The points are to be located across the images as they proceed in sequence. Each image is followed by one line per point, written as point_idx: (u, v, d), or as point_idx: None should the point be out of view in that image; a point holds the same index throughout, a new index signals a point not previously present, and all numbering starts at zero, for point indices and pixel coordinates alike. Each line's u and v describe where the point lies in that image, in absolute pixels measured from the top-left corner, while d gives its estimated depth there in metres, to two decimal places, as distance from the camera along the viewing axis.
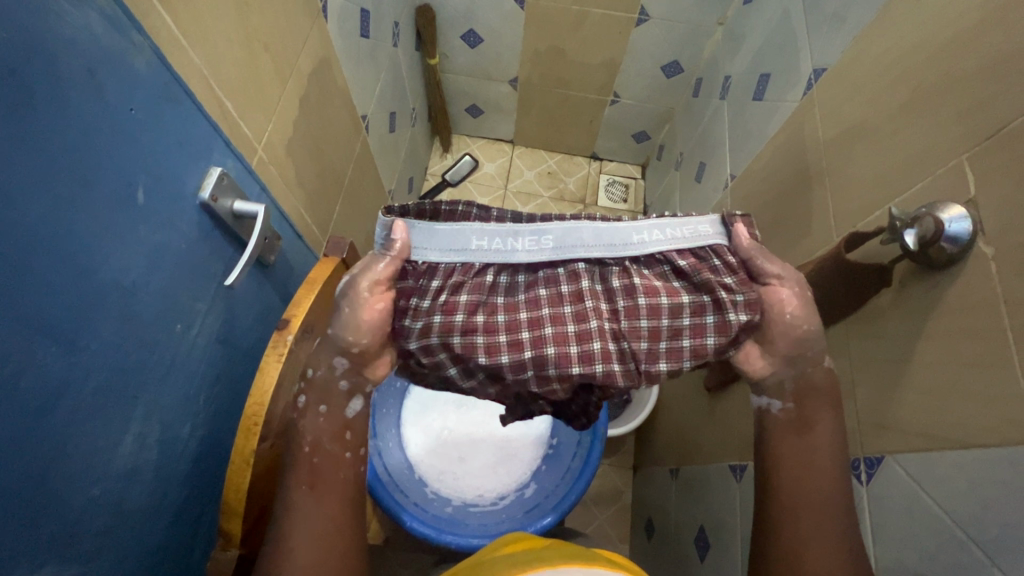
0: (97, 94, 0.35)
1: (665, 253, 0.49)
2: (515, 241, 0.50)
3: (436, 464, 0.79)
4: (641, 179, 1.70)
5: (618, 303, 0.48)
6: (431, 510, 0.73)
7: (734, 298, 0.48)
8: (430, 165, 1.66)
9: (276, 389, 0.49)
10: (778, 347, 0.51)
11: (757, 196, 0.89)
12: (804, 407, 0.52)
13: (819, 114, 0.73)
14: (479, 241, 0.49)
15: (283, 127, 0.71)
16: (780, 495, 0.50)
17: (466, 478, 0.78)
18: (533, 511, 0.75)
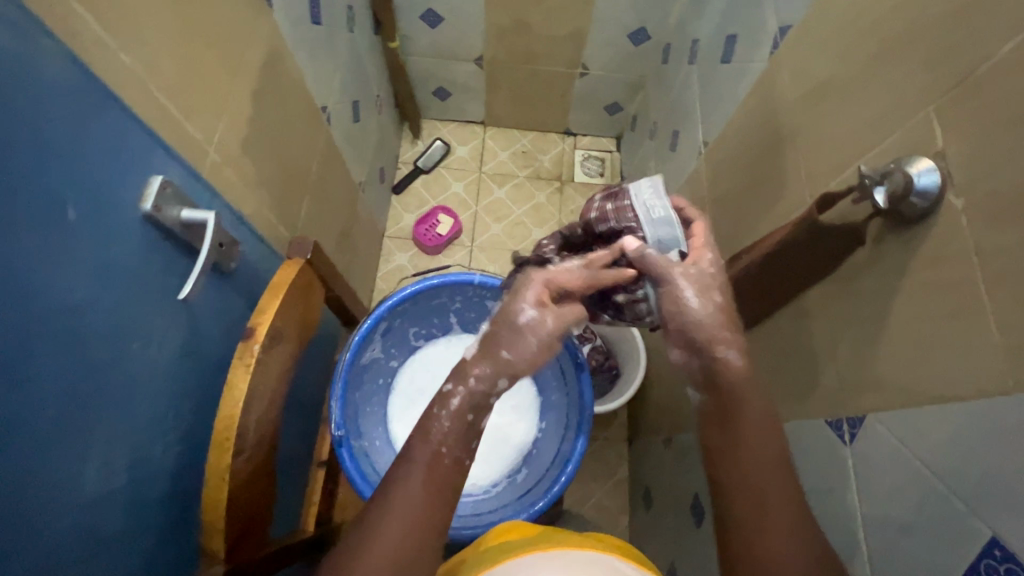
0: (10, 107, 0.32)
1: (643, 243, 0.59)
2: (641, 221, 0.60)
3: None
4: (617, 152, 1.68)
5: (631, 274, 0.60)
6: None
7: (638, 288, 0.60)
8: (401, 153, 1.63)
9: (248, 400, 0.48)
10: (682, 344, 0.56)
11: (730, 162, 0.88)
12: (721, 399, 0.53)
13: (786, 73, 0.72)
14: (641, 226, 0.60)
15: (235, 125, 0.68)
16: (723, 483, 0.50)
17: None
18: (524, 497, 0.73)
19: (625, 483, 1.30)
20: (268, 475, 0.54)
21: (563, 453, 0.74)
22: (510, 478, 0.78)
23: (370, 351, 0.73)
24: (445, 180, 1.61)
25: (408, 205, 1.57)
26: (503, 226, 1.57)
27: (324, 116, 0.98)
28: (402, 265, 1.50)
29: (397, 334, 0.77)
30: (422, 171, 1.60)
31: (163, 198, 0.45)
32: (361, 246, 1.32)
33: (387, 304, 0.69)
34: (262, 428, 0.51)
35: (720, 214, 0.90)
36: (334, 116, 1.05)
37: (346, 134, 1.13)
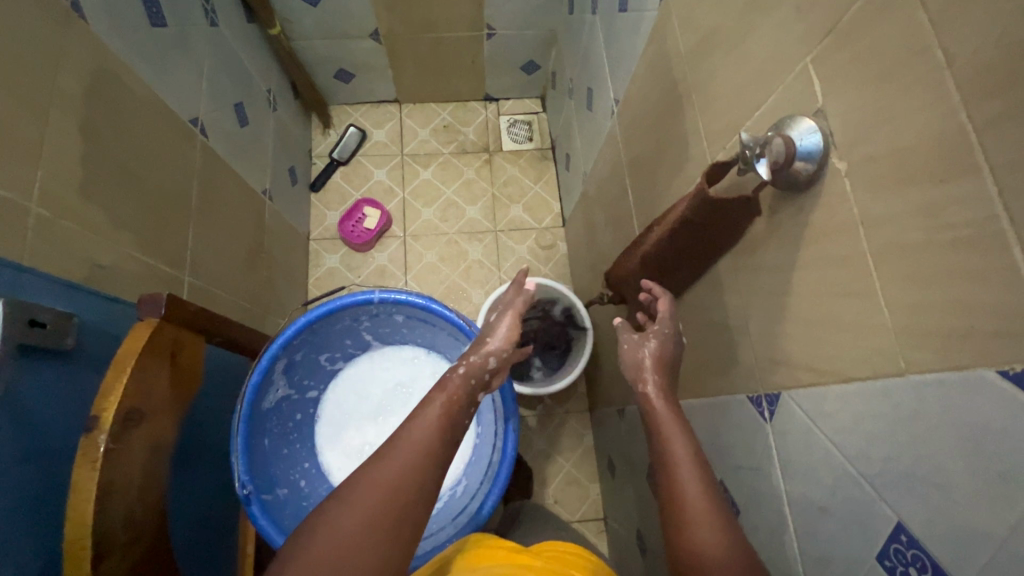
0: None
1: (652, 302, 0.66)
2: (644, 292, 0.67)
3: None
4: (543, 113, 1.59)
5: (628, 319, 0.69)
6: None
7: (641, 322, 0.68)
8: (313, 146, 1.51)
9: (103, 499, 0.42)
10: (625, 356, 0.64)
11: (640, 121, 0.82)
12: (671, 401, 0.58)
13: (677, 22, 0.65)
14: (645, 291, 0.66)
15: (64, 168, 0.59)
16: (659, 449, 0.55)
17: None
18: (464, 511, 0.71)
19: (591, 451, 1.30)
20: (161, 557, 0.50)
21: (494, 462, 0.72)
22: (451, 491, 0.77)
23: (275, 391, 0.67)
24: (366, 169, 1.51)
25: (330, 202, 1.47)
26: (435, 209, 1.49)
27: (194, 129, 0.87)
28: (334, 268, 1.42)
29: (305, 365, 0.72)
30: (339, 163, 1.49)
31: None
32: (282, 257, 1.23)
33: (280, 341, 0.64)
34: (134, 520, 0.45)
35: (639, 177, 0.85)
36: (211, 126, 0.94)
37: (232, 142, 1.02)
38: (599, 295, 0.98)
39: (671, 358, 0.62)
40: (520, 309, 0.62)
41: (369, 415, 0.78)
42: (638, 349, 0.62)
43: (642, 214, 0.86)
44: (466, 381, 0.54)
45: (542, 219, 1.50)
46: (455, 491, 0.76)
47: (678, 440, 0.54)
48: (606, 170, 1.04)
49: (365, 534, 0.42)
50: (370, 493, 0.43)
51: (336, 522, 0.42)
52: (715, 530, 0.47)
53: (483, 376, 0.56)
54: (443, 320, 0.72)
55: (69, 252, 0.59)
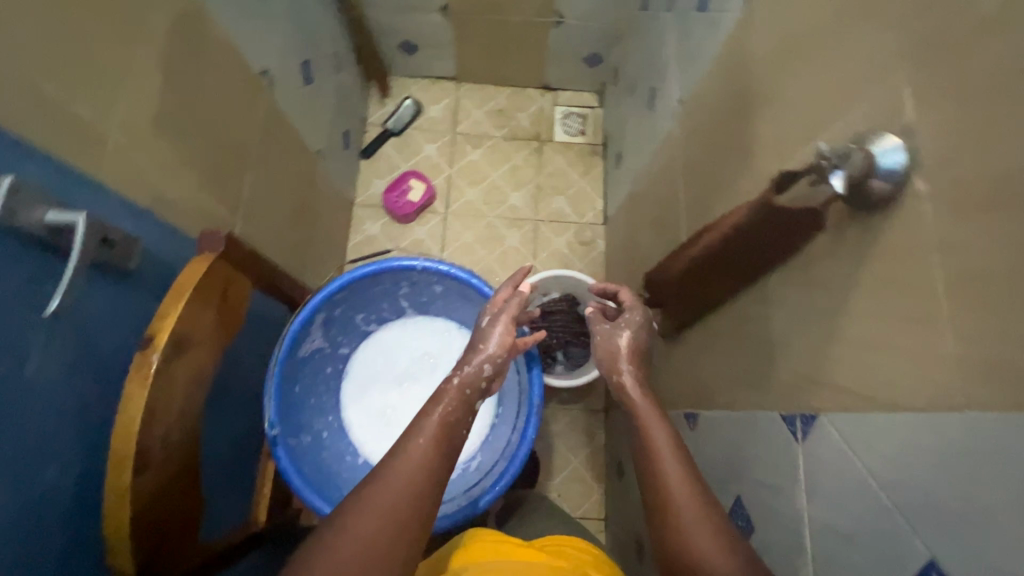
0: None
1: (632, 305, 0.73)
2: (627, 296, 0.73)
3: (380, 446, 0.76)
4: (600, 108, 1.57)
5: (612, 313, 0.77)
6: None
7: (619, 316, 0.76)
8: (369, 114, 1.53)
9: (147, 415, 0.44)
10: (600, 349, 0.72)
11: (704, 125, 0.80)
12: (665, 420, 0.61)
13: (759, 26, 0.64)
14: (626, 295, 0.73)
15: (143, 101, 0.62)
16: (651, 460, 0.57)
17: None
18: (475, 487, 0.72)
19: (601, 452, 1.30)
20: (190, 480, 0.52)
21: (513, 443, 0.72)
22: (464, 466, 0.78)
23: (311, 342, 0.69)
24: (417, 143, 1.52)
25: (377, 171, 1.49)
26: (478, 191, 1.50)
27: (263, 81, 0.90)
28: (373, 236, 1.44)
29: (342, 322, 0.74)
30: (392, 134, 1.51)
31: (19, 201, 0.38)
32: (326, 218, 1.26)
33: (322, 295, 0.65)
34: (171, 441, 0.48)
35: (694, 182, 0.84)
36: (278, 81, 0.97)
37: (295, 99, 1.04)
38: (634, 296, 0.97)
39: (639, 343, 0.71)
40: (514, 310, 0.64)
41: (394, 379, 0.80)
42: (612, 338, 0.71)
43: (692, 220, 0.85)
44: (461, 392, 0.56)
45: (583, 214, 1.49)
46: (469, 466, 0.77)
47: (671, 456, 0.57)
48: (658, 172, 1.02)
49: (375, 546, 0.43)
50: (375, 511, 0.44)
51: (345, 544, 0.43)
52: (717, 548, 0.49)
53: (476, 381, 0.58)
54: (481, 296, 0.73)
55: (140, 183, 0.62)
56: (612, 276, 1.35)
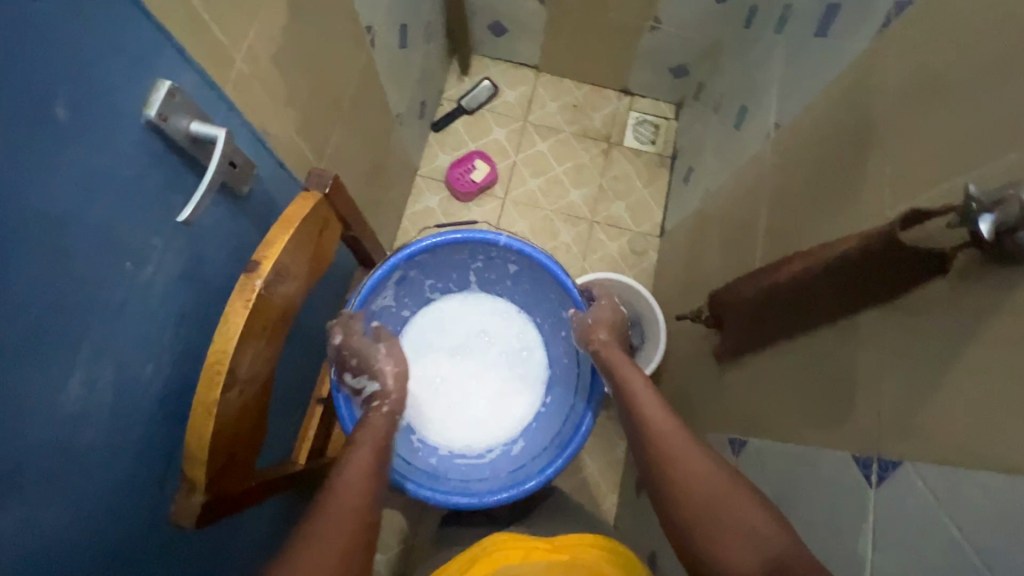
0: None
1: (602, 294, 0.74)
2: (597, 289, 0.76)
3: (425, 412, 0.78)
4: (675, 120, 1.55)
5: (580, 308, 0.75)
6: (413, 460, 0.71)
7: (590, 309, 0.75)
8: (446, 88, 1.54)
9: (244, 336, 0.45)
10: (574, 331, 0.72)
11: (804, 152, 0.78)
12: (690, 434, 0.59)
13: (893, 60, 0.62)
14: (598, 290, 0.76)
15: (269, 35, 0.63)
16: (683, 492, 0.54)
17: (452, 427, 0.79)
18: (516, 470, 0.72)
19: (619, 462, 1.29)
20: (260, 409, 0.53)
21: (562, 432, 0.72)
22: (505, 448, 0.77)
23: (381, 298, 0.72)
24: (488, 125, 1.53)
25: (445, 145, 1.50)
26: (540, 182, 1.49)
27: (367, 37, 0.91)
28: (430, 209, 1.45)
29: (411, 284, 0.75)
30: (465, 112, 1.52)
31: (171, 106, 0.39)
32: (392, 183, 1.27)
33: (403, 254, 0.67)
34: (256, 366, 0.49)
35: (781, 209, 0.82)
36: (379, 39, 0.97)
37: (388, 60, 1.05)
38: (693, 312, 0.95)
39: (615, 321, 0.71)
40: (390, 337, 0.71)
41: (448, 350, 0.82)
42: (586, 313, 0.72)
43: (771, 246, 0.83)
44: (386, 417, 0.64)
45: (641, 224, 1.47)
46: (510, 449, 0.77)
47: (706, 478, 0.54)
48: (737, 194, 1.00)
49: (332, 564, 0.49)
50: (325, 537, 0.50)
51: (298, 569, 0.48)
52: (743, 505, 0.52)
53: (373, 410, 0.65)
54: (554, 282, 0.74)
55: (254, 114, 0.63)
56: (662, 291, 1.33)
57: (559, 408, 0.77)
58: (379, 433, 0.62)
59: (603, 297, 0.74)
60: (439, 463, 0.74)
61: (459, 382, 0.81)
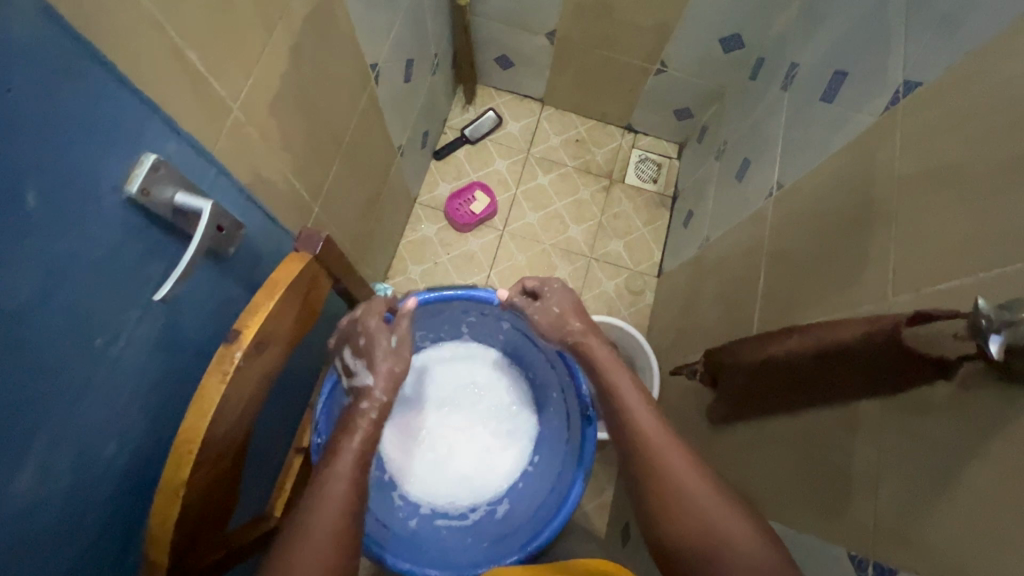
0: None
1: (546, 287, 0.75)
2: (548, 285, 0.76)
3: (411, 466, 0.83)
4: (676, 160, 1.55)
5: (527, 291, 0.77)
6: (394, 524, 0.76)
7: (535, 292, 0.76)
8: (449, 117, 1.54)
9: (219, 411, 0.43)
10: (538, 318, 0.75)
11: (807, 218, 0.77)
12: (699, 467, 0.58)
13: (899, 142, 0.61)
14: (545, 287, 0.76)
15: (268, 82, 0.61)
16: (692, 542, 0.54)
17: (436, 484, 0.82)
18: (499, 537, 0.76)
19: (606, 507, 1.26)
20: (233, 478, 0.51)
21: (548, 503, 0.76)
22: (488, 508, 0.81)
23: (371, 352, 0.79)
24: (489, 155, 1.52)
25: (446, 174, 1.49)
26: (540, 216, 1.48)
27: (371, 74, 0.90)
28: (427, 237, 1.44)
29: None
30: (467, 141, 1.51)
31: (154, 180, 0.39)
32: (389, 212, 1.25)
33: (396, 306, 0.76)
34: (229, 439, 0.46)
35: (781, 272, 0.80)
36: (384, 75, 0.96)
37: (393, 94, 1.04)
38: (687, 368, 0.94)
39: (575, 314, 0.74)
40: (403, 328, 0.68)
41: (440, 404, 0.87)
42: (545, 313, 0.74)
43: (769, 309, 0.82)
44: (371, 419, 0.63)
45: (638, 262, 1.46)
46: (495, 510, 0.80)
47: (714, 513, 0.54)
48: (737, 248, 0.99)
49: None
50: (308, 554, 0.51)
51: None
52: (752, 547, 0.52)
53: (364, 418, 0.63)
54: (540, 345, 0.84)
55: (248, 161, 0.61)
56: (657, 334, 1.32)
57: (546, 474, 0.81)
58: (364, 440, 0.61)
59: (551, 285, 0.76)
60: (418, 526, 0.78)
61: (444, 436, 0.85)
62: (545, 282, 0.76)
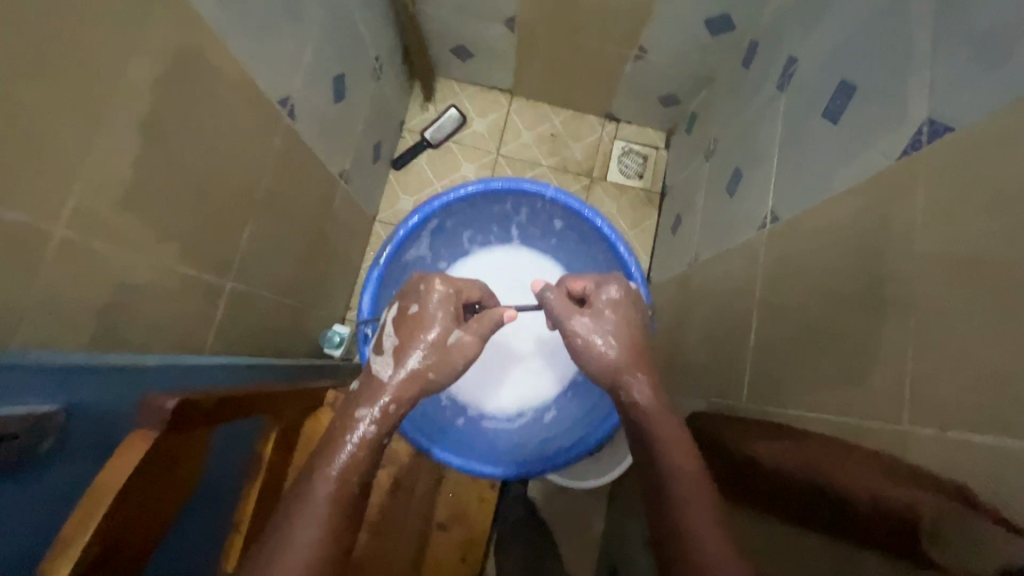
0: None
1: (617, 297, 0.72)
2: (616, 296, 0.72)
3: (468, 382, 1.02)
4: (664, 150, 1.39)
5: (586, 296, 0.75)
6: (453, 422, 0.97)
7: (600, 298, 0.72)
8: (407, 118, 1.37)
9: None
10: (579, 329, 0.70)
11: (804, 274, 0.64)
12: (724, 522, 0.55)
13: (921, 209, 0.48)
14: (608, 296, 0.72)
15: (110, 179, 0.49)
16: None
17: (489, 396, 1.02)
18: (544, 434, 0.98)
19: None
20: None
21: (588, 431, 0.90)
22: (534, 416, 1.00)
23: (420, 248, 1.08)
24: (455, 160, 1.37)
25: (407, 185, 1.35)
26: None
27: (282, 112, 0.75)
28: None
29: (445, 238, 1.11)
30: (428, 146, 1.35)
31: None
32: (341, 245, 1.13)
33: (444, 202, 1.01)
34: None
35: (770, 332, 0.68)
36: (304, 106, 0.82)
37: (320, 122, 0.89)
38: None
39: (631, 328, 0.70)
40: (452, 322, 0.69)
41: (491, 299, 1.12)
42: (592, 326, 0.70)
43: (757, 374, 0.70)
44: (370, 443, 0.60)
45: None
46: (542, 416, 1.00)
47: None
48: (726, 283, 0.87)
49: None
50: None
51: None
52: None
53: (369, 416, 0.61)
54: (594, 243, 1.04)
55: (97, 280, 0.50)
56: None
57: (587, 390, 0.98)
58: (350, 469, 0.57)
59: (618, 303, 0.72)
60: (468, 426, 0.98)
61: (496, 357, 1.04)
62: (619, 293, 0.72)
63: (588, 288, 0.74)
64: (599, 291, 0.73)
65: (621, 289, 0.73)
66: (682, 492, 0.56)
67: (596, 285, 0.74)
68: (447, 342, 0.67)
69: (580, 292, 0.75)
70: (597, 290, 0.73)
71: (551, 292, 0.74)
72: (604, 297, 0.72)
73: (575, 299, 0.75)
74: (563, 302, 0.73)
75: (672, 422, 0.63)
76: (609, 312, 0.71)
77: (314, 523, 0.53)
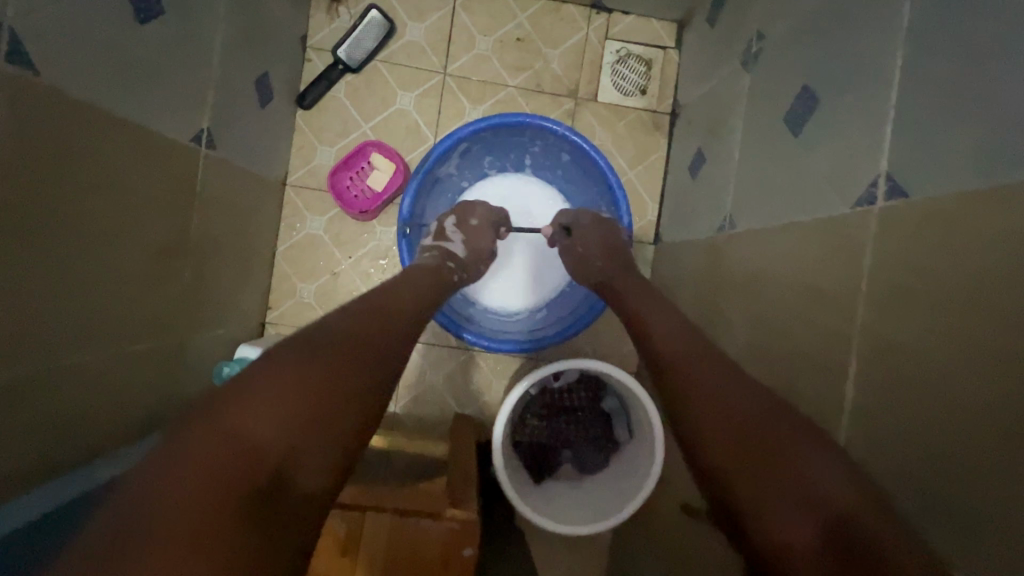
0: None
1: (605, 219, 0.82)
2: (604, 218, 0.83)
3: None
4: (675, 50, 1.01)
5: (569, 223, 0.83)
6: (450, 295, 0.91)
7: (587, 218, 0.82)
8: (311, 30, 0.97)
9: None
10: (570, 246, 0.81)
11: (998, 317, 0.35)
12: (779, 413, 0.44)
13: None
14: (596, 216, 0.83)
15: None
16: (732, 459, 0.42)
17: (491, 291, 0.94)
18: (534, 333, 0.92)
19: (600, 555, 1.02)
20: None
21: (574, 322, 0.88)
22: (528, 313, 0.95)
23: (446, 166, 0.91)
24: (387, 87, 0.98)
25: (326, 130, 0.98)
26: None
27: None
28: (315, 236, 0.99)
29: (471, 159, 0.94)
30: (346, 70, 0.96)
31: None
32: (227, 234, 0.80)
33: (473, 126, 0.85)
34: None
35: (921, 411, 0.40)
36: (60, 39, 0.45)
37: (121, 64, 0.52)
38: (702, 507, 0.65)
39: (618, 247, 0.78)
40: (482, 239, 0.81)
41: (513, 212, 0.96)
42: (586, 238, 0.79)
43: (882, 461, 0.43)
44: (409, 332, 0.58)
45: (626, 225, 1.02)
46: (535, 315, 0.95)
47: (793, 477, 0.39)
48: (794, 280, 0.57)
49: (263, 410, 0.40)
50: (280, 374, 0.43)
51: (231, 413, 0.39)
52: (808, 446, 0.41)
53: (443, 265, 0.74)
54: (600, 178, 0.90)
55: None
56: None
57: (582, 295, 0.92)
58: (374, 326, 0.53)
59: (599, 221, 0.82)
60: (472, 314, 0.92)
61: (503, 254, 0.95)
62: (606, 218, 0.82)
63: (576, 214, 0.83)
64: (589, 215, 0.83)
65: (607, 218, 0.82)
66: (684, 361, 0.52)
67: (584, 213, 0.83)
68: (475, 243, 0.80)
69: (574, 218, 0.83)
70: (585, 213, 0.83)
71: (559, 219, 0.84)
72: (588, 217, 0.82)
73: (564, 228, 0.83)
74: (559, 223, 0.84)
75: (679, 323, 0.58)
76: (594, 239, 0.79)
77: (330, 348, 0.47)
